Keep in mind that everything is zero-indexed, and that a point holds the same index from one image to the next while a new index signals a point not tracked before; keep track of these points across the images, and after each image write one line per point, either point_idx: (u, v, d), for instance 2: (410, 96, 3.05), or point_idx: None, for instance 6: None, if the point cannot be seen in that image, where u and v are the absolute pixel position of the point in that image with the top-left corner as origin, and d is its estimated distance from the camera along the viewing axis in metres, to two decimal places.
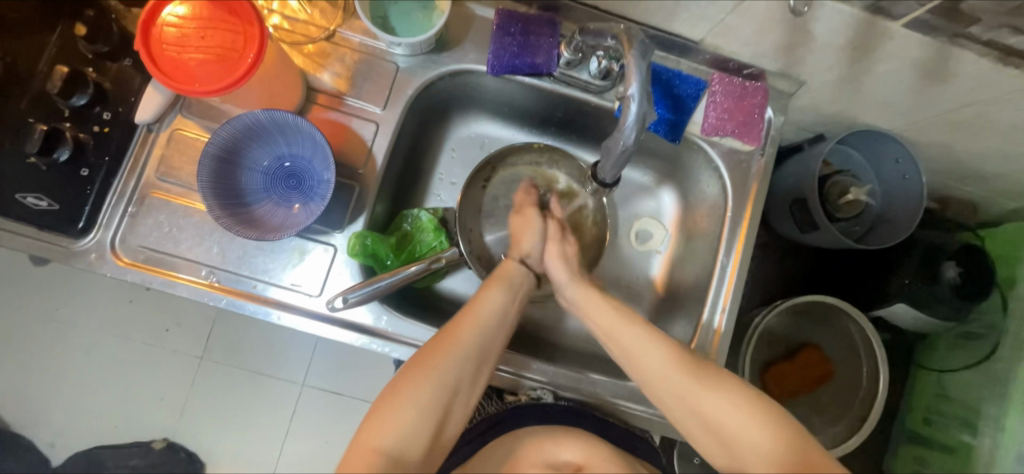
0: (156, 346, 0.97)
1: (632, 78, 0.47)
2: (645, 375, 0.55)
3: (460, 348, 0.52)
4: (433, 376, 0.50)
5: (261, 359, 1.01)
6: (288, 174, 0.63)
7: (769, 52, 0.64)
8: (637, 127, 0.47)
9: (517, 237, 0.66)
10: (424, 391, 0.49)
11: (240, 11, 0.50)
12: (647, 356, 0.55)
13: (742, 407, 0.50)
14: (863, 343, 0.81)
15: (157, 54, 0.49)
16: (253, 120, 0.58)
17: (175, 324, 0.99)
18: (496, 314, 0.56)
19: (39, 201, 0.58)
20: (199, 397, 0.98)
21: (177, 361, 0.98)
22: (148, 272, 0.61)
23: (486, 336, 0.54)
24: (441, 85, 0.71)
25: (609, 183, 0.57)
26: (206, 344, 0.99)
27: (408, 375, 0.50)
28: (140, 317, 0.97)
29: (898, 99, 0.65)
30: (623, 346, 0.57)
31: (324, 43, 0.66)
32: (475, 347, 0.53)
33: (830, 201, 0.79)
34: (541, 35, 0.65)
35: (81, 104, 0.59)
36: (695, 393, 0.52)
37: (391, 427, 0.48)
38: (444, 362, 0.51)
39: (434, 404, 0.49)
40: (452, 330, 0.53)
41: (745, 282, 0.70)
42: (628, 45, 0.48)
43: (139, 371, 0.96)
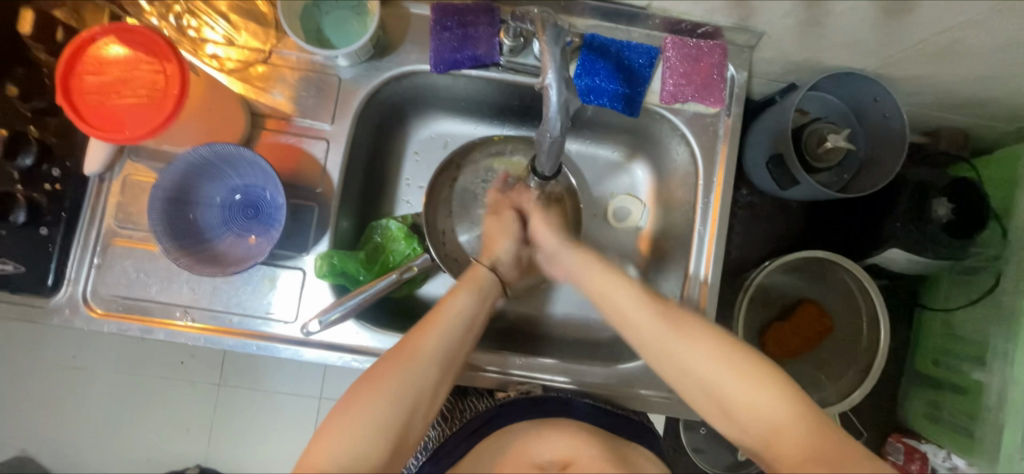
0: (168, 382, 0.99)
1: (547, 65, 0.44)
2: (643, 341, 0.54)
3: (419, 361, 0.51)
4: (396, 383, 0.49)
5: (266, 382, 1.02)
6: (243, 205, 0.62)
7: (720, 7, 0.60)
8: (561, 115, 0.45)
9: (489, 242, 0.66)
10: (387, 393, 0.48)
11: (158, 48, 0.49)
12: (639, 317, 0.54)
13: (735, 366, 0.49)
14: (860, 293, 0.78)
15: (83, 106, 0.48)
16: (196, 157, 0.57)
17: (189, 356, 1.00)
18: (463, 322, 0.55)
19: (4, 265, 0.58)
20: (215, 426, 1.00)
21: (186, 395, 1.00)
22: (124, 319, 0.61)
23: (451, 345, 0.53)
24: (390, 90, 0.69)
25: (549, 175, 0.55)
26: (220, 372, 1.01)
27: (362, 392, 0.48)
28: (150, 355, 0.98)
29: (864, 37, 0.62)
30: (616, 309, 0.56)
31: (264, 65, 0.64)
32: (439, 356, 0.52)
33: (808, 151, 0.74)
34: (479, 25, 0.63)
35: (28, 164, 0.58)
36: (684, 346, 0.52)
37: (353, 430, 0.46)
38: (407, 371, 0.50)
39: (396, 409, 0.48)
40: (411, 342, 0.52)
41: (725, 246, 0.68)
42: (541, 29, 0.45)
43: (151, 409, 0.98)
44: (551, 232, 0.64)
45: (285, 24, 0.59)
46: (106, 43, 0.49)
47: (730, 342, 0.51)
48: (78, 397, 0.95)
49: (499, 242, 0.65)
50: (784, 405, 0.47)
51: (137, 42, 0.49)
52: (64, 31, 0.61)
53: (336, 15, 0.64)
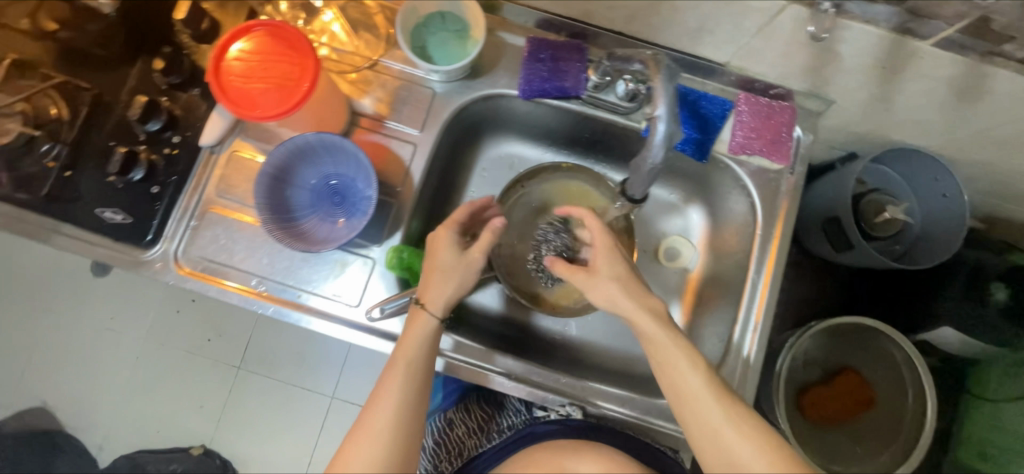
0: (196, 354, 1.05)
1: (658, 100, 0.48)
2: (683, 400, 0.53)
3: (389, 416, 0.55)
4: (366, 451, 0.54)
5: (291, 372, 1.08)
6: (333, 191, 0.67)
7: (795, 73, 0.65)
8: (664, 145, 0.50)
9: (427, 283, 0.61)
10: (363, 459, 0.53)
11: (297, 46, 0.55)
12: (690, 378, 0.53)
13: (761, 439, 0.50)
14: (907, 367, 0.77)
15: (226, 84, 0.54)
16: (304, 142, 0.63)
17: (216, 335, 1.07)
18: (417, 370, 0.58)
19: (116, 215, 0.65)
20: (233, 405, 1.05)
21: (218, 369, 1.06)
22: (206, 280, 0.66)
23: (412, 394, 0.57)
24: (468, 109, 0.74)
25: (639, 199, 0.61)
26: (244, 355, 1.07)
27: (344, 458, 0.54)
28: (183, 327, 1.05)
29: (930, 117, 0.65)
30: (664, 358, 0.55)
31: (366, 72, 0.71)
32: (402, 404, 0.56)
33: (865, 219, 0.77)
34: (570, 61, 0.68)
35: (155, 128, 0.65)
36: (715, 415, 0.51)
37: None
38: (376, 427, 0.55)
39: (379, 459, 0.54)
40: (379, 398, 0.56)
41: (776, 299, 0.69)
42: (654, 70, 0.49)
43: (173, 381, 1.03)
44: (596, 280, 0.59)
45: (398, 37, 0.66)
46: (256, 35, 0.55)
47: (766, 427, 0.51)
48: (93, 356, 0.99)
49: (434, 275, 0.61)
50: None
51: (284, 38, 0.55)
52: (210, 22, 0.68)
53: (440, 36, 0.70)
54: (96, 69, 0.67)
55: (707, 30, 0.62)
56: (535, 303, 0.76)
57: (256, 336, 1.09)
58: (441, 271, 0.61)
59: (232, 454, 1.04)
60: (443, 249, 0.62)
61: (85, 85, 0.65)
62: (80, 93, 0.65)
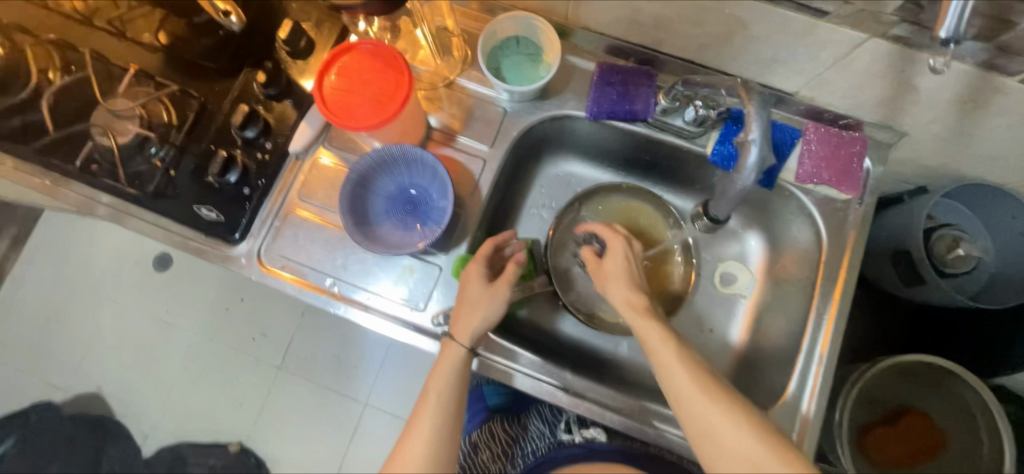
0: (241, 351, 1.23)
1: (751, 123, 0.52)
2: (678, 397, 0.54)
3: (425, 441, 0.60)
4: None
5: (331, 376, 1.23)
6: (408, 200, 0.70)
7: (867, 104, 0.65)
8: (755, 171, 0.53)
9: (457, 316, 0.64)
10: None
11: (395, 64, 0.60)
12: (680, 372, 0.54)
13: (758, 432, 0.50)
14: (982, 414, 0.72)
15: (327, 97, 0.60)
16: (387, 153, 0.67)
17: (260, 334, 1.24)
18: (451, 397, 0.62)
19: (210, 213, 0.71)
20: (272, 402, 1.21)
21: (260, 368, 1.23)
22: (285, 278, 0.71)
23: (447, 418, 0.61)
24: (535, 128, 0.77)
25: (721, 218, 0.69)
26: (284, 358, 1.23)
27: None
28: (232, 324, 1.24)
29: (1010, 154, 0.64)
30: (659, 355, 0.57)
31: (442, 90, 0.75)
32: (437, 428, 0.60)
33: (938, 255, 0.75)
34: (640, 86, 0.70)
35: (251, 135, 0.71)
36: (710, 411, 0.52)
37: None
38: (414, 452, 0.59)
39: None
40: (417, 424, 0.61)
41: (840, 330, 0.68)
42: (746, 95, 0.53)
43: (229, 373, 1.22)
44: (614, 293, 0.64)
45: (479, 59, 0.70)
46: (357, 53, 0.60)
47: (765, 423, 0.51)
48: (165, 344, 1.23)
49: (470, 292, 0.64)
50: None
51: (381, 57, 0.60)
52: (307, 41, 0.74)
53: (514, 59, 0.73)
54: (205, 80, 0.74)
55: (780, 60, 0.63)
56: (591, 321, 0.77)
57: (296, 342, 1.24)
58: (475, 300, 0.64)
59: (266, 452, 1.19)
60: (475, 270, 0.65)
61: (195, 94, 0.72)
62: (189, 101, 0.72)
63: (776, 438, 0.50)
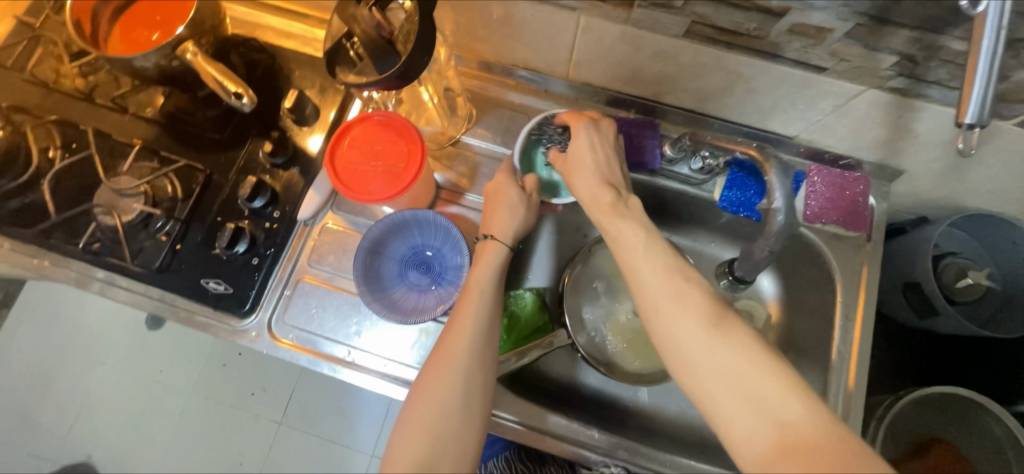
0: (241, 409, 1.22)
1: (774, 191, 0.56)
2: (653, 307, 0.51)
3: (451, 370, 0.55)
4: (436, 390, 0.54)
5: (335, 429, 1.21)
6: (421, 261, 0.69)
7: (867, 146, 0.67)
8: (783, 232, 0.57)
9: (490, 215, 0.67)
10: (423, 409, 0.53)
11: (405, 133, 0.60)
12: (656, 283, 0.52)
13: (733, 341, 0.47)
14: (1011, 446, 0.72)
15: (340, 169, 0.60)
16: (400, 218, 0.67)
17: (260, 390, 1.23)
18: (482, 325, 0.58)
19: (218, 286, 0.69)
20: (274, 461, 1.19)
21: (261, 425, 1.21)
22: (297, 350, 0.68)
23: (477, 347, 0.57)
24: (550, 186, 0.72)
25: (750, 279, 0.68)
26: (284, 413, 1.22)
27: (416, 398, 0.54)
28: (232, 380, 1.23)
29: (1008, 186, 0.66)
30: (631, 267, 0.54)
31: (450, 148, 0.76)
32: (467, 355, 0.56)
33: (947, 283, 0.74)
34: (644, 137, 0.71)
35: (259, 205, 0.70)
36: (687, 323, 0.48)
37: (417, 431, 0.53)
38: (441, 379, 0.55)
39: (440, 412, 0.53)
40: (441, 352, 0.56)
41: (865, 369, 0.68)
42: (766, 163, 0.57)
43: (229, 435, 1.20)
44: (586, 181, 0.61)
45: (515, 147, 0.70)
46: (368, 124, 0.61)
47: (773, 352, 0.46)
48: (164, 409, 1.20)
49: (498, 215, 0.66)
50: (794, 397, 0.43)
51: (392, 128, 0.61)
52: (312, 108, 0.75)
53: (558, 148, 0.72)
54: (210, 152, 0.74)
55: (780, 109, 0.65)
56: (612, 372, 0.74)
57: (297, 396, 1.23)
58: (503, 204, 0.66)
59: None
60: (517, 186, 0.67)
61: (200, 167, 0.72)
62: (195, 174, 0.72)
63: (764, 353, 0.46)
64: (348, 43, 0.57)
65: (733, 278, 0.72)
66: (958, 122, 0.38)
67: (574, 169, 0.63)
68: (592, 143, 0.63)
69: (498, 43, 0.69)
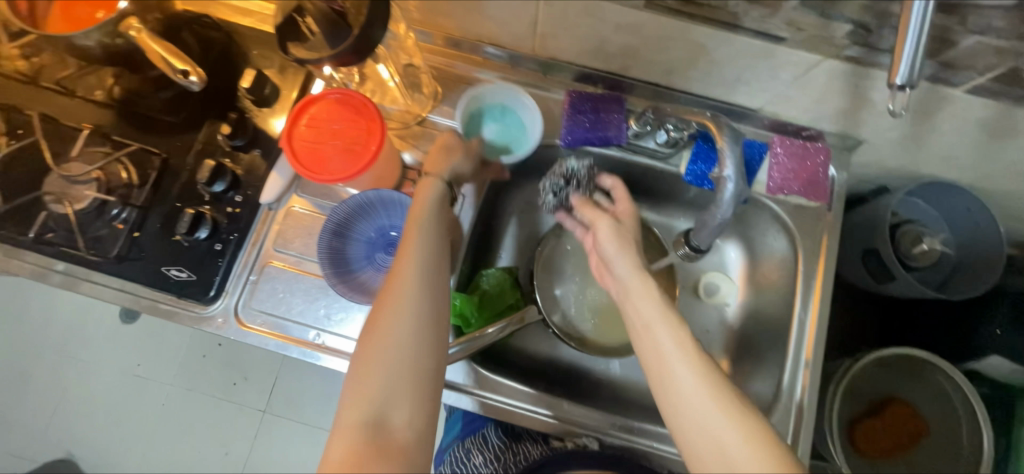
0: (224, 398, 1.20)
1: (726, 162, 0.56)
2: (668, 388, 0.49)
3: (407, 289, 0.52)
4: (392, 311, 0.51)
5: (319, 413, 1.21)
6: (389, 242, 0.69)
7: (828, 116, 0.68)
8: (733, 204, 0.57)
9: (432, 160, 0.66)
10: (382, 334, 0.50)
11: (364, 110, 0.59)
12: (666, 350, 0.50)
13: (747, 431, 0.45)
14: (960, 399, 0.76)
15: (298, 149, 0.58)
16: (364, 199, 0.67)
17: (242, 379, 1.21)
18: (432, 245, 0.56)
19: (180, 273, 0.68)
20: (260, 448, 1.19)
21: (245, 414, 1.20)
22: (265, 334, 0.68)
23: (429, 264, 0.54)
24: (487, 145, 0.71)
25: (703, 247, 0.68)
26: (268, 400, 1.21)
27: (372, 329, 0.51)
28: (212, 370, 1.21)
29: (963, 154, 0.67)
30: (649, 337, 0.52)
31: (417, 128, 0.75)
32: (420, 273, 0.53)
33: (903, 249, 0.78)
34: (610, 112, 0.72)
35: (219, 190, 0.69)
36: (713, 416, 0.46)
37: (378, 358, 0.49)
38: (396, 299, 0.51)
39: (402, 332, 0.50)
40: (394, 276, 0.53)
41: (825, 334, 0.70)
42: (719, 131, 0.56)
43: (210, 424, 1.19)
44: (620, 244, 0.61)
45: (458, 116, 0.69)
46: (326, 102, 0.60)
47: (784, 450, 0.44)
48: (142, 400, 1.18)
49: (437, 156, 0.66)
50: None
51: (351, 105, 0.59)
52: (272, 87, 0.73)
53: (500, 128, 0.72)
54: (165, 135, 0.71)
55: (743, 81, 0.66)
56: (582, 346, 0.76)
57: (281, 383, 1.22)
58: (444, 147, 0.66)
59: None
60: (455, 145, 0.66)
61: (155, 151, 0.70)
62: (149, 158, 0.69)
63: (792, 464, 0.43)
64: (300, 18, 0.55)
65: (690, 249, 0.71)
66: (889, 82, 0.41)
67: (605, 225, 0.63)
68: (627, 226, 0.64)
69: (461, 18, 0.68)
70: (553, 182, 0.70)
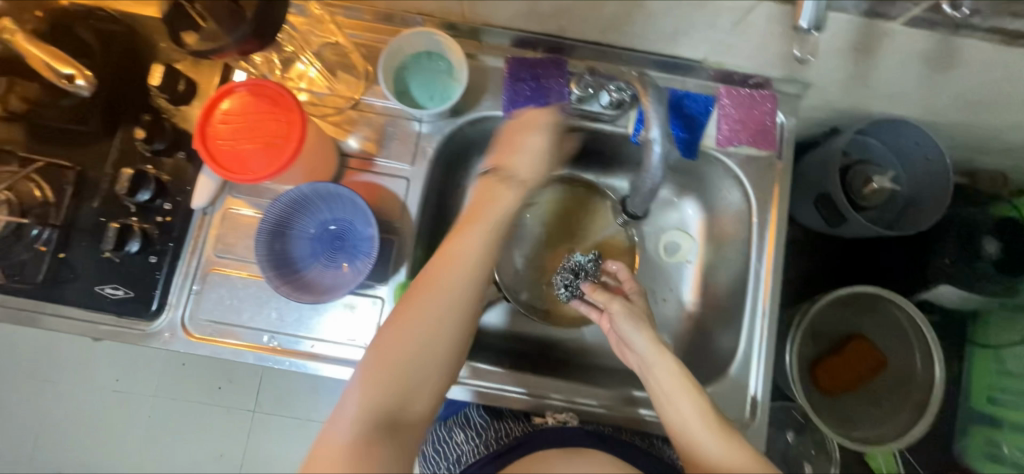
0: (208, 403, 1.13)
1: (651, 121, 0.56)
2: (697, 461, 0.57)
3: (438, 296, 0.55)
4: (420, 310, 0.55)
5: (308, 406, 1.14)
6: (334, 236, 0.66)
7: (772, 62, 0.66)
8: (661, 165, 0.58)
9: (478, 205, 0.62)
10: (411, 328, 0.54)
11: (281, 100, 0.55)
12: (689, 418, 0.58)
13: None
14: (913, 329, 0.79)
15: (214, 149, 0.54)
16: (299, 194, 0.63)
17: (227, 381, 1.14)
18: (483, 256, 0.58)
19: (116, 290, 0.65)
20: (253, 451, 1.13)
21: (233, 416, 1.13)
22: (217, 343, 0.65)
23: (466, 280, 0.57)
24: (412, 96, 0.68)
25: (639, 214, 0.73)
26: (256, 398, 1.14)
27: (400, 319, 0.55)
28: (191, 379, 1.13)
29: (908, 88, 0.66)
30: (674, 411, 0.59)
31: (351, 112, 0.70)
32: (453, 287, 0.56)
33: (854, 190, 0.78)
34: (551, 77, 0.69)
35: (145, 199, 0.64)
36: (730, 470, 0.55)
37: (404, 349, 0.53)
38: (427, 302, 0.55)
39: (427, 337, 0.54)
40: (431, 277, 0.56)
41: (781, 282, 0.70)
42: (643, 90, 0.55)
43: (196, 432, 1.13)
44: (631, 325, 0.64)
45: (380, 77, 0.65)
46: (238, 95, 0.55)
47: None
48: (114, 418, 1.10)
49: (515, 154, 0.64)
50: None
51: (266, 96, 0.55)
52: (186, 83, 0.67)
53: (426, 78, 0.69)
54: (76, 145, 0.66)
55: (682, 32, 0.63)
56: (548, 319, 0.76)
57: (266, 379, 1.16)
58: (526, 126, 0.65)
59: None
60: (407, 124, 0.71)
61: (67, 164, 0.65)
62: (62, 172, 0.64)
63: None
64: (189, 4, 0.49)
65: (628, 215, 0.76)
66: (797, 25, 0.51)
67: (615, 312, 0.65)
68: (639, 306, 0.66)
69: None
70: (563, 277, 0.73)
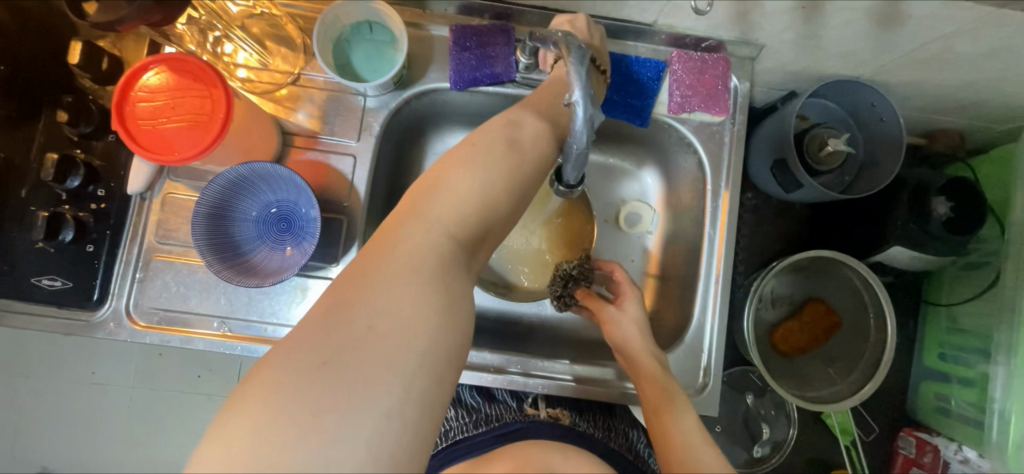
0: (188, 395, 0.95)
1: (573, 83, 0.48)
2: (672, 449, 0.54)
3: (442, 207, 0.45)
4: (422, 219, 0.44)
5: None
6: (278, 218, 0.65)
7: (722, 22, 0.64)
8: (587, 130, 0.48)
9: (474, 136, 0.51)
10: (411, 236, 0.43)
11: (202, 75, 0.52)
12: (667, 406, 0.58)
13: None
14: (867, 291, 0.79)
15: (135, 130, 0.52)
16: (236, 175, 0.61)
17: (203, 372, 0.95)
18: (504, 173, 0.48)
19: (54, 281, 0.62)
20: None
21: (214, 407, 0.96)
22: (164, 331, 0.64)
23: (483, 196, 0.46)
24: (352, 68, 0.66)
25: (573, 184, 0.61)
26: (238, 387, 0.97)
27: (397, 224, 0.44)
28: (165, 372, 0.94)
29: (858, 47, 0.65)
30: (653, 396, 0.60)
31: (293, 87, 0.67)
32: (467, 198, 0.46)
33: (810, 154, 0.77)
34: (496, 45, 0.67)
35: (76, 185, 0.62)
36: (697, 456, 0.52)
37: (393, 256, 0.42)
38: (431, 206, 0.45)
39: (426, 252, 0.42)
40: (438, 184, 0.46)
41: (734, 248, 0.71)
42: (567, 51, 0.49)
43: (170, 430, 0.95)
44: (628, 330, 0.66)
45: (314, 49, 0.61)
46: (157, 71, 0.53)
47: None
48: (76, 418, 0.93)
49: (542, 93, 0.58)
50: None
51: (187, 71, 0.53)
52: (109, 60, 0.64)
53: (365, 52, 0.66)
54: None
55: None
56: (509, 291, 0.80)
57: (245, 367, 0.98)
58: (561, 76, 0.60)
59: None
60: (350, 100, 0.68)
61: None
62: None
63: None
64: None
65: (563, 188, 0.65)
66: None
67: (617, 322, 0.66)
68: (637, 316, 0.66)
69: None
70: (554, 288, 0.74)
